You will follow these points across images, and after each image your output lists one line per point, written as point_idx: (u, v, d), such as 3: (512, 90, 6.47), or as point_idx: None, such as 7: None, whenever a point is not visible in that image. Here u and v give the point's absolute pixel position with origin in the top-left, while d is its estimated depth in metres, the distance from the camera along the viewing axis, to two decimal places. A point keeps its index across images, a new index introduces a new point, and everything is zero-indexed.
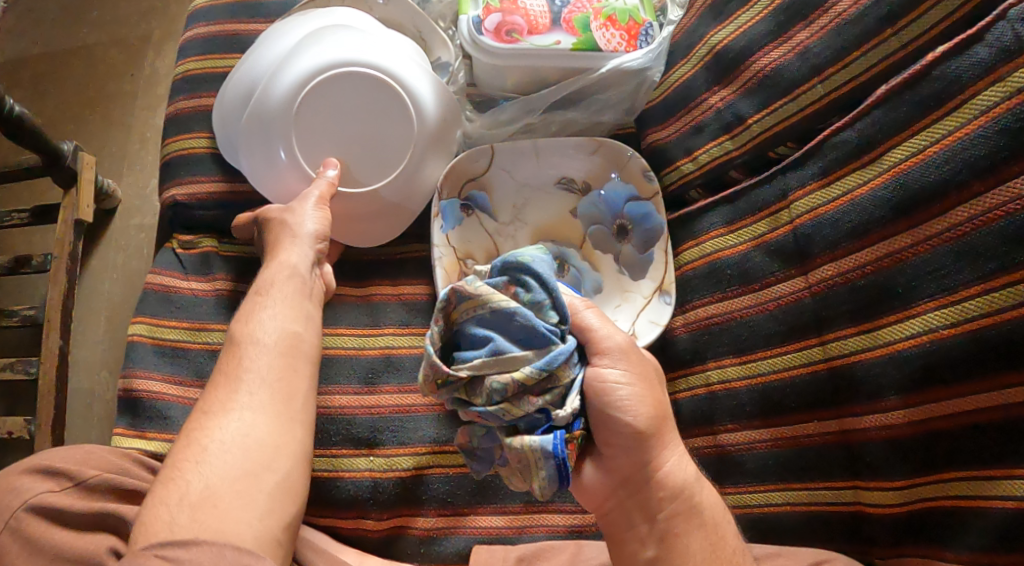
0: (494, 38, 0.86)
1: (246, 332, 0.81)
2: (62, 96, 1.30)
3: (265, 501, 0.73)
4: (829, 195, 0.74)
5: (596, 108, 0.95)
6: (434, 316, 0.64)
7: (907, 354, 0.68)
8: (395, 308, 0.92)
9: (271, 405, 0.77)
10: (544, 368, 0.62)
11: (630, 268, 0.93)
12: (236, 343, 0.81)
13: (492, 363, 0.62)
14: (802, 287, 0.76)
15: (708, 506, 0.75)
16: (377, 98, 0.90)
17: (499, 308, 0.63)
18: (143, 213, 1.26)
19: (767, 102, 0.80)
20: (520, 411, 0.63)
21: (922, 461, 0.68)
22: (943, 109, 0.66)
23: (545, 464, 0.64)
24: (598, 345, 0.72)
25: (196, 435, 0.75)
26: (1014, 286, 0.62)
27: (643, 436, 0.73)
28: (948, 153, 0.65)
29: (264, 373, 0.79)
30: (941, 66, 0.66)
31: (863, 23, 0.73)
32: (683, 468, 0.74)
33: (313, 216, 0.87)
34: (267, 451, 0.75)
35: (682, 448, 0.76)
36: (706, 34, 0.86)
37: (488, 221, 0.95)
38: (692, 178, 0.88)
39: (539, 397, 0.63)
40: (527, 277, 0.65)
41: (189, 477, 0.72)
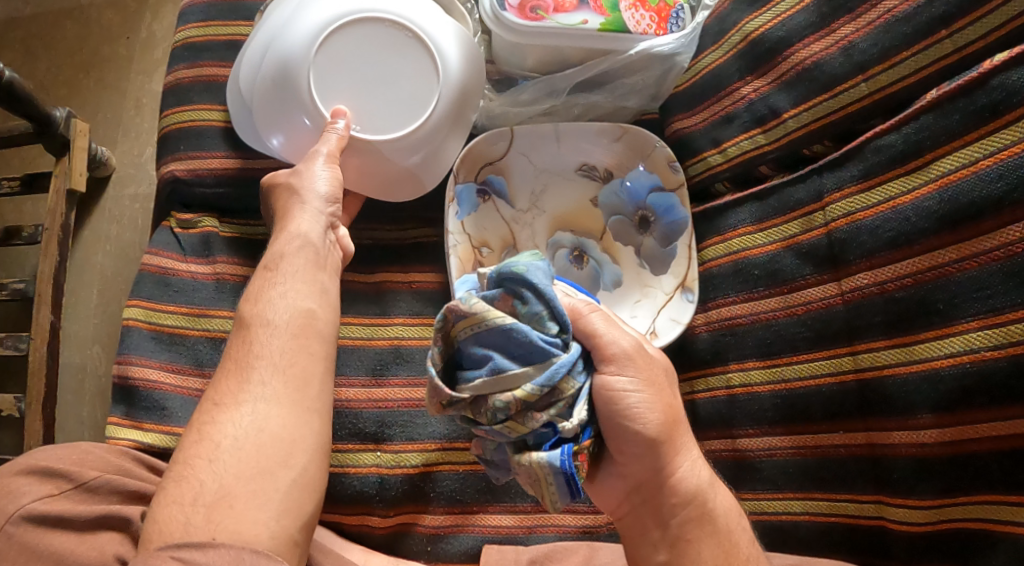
0: (517, 15, 0.81)
1: (254, 306, 0.74)
2: (54, 59, 1.23)
3: (282, 499, 0.66)
4: (869, 201, 0.69)
5: (621, 92, 0.90)
6: (432, 338, 0.61)
7: (944, 372, 0.64)
8: (404, 297, 0.89)
9: (288, 395, 0.70)
10: (546, 384, 0.59)
11: (651, 262, 0.89)
12: (246, 319, 0.74)
13: (493, 383, 0.58)
14: (835, 293, 0.72)
15: (722, 512, 0.68)
16: (407, 60, 0.82)
17: (495, 325, 0.59)
18: (138, 182, 1.21)
19: (805, 98, 0.75)
20: (524, 427, 0.59)
21: (953, 482, 0.65)
22: (998, 120, 0.61)
23: (555, 477, 0.60)
24: (604, 351, 0.63)
25: (208, 430, 0.68)
26: None
27: (654, 442, 0.65)
28: (1004, 168, 0.60)
29: (276, 359, 0.71)
30: (1001, 75, 0.61)
31: (915, 21, 0.68)
32: (700, 471, 0.68)
33: (324, 177, 0.79)
34: (287, 447, 0.67)
35: (699, 451, 0.69)
36: (740, 20, 0.81)
37: (505, 208, 0.92)
38: (719, 171, 0.84)
39: (544, 411, 0.60)
40: (525, 289, 0.60)
41: (204, 477, 0.65)
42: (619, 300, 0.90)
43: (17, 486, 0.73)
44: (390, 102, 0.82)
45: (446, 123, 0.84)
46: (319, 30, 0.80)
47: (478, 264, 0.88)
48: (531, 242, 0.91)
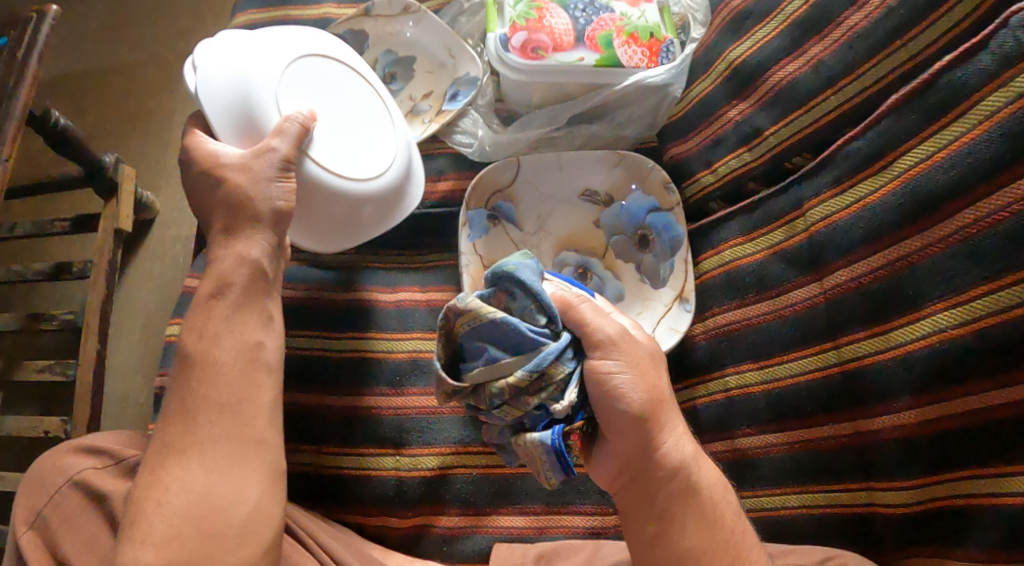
0: (519, 55, 0.91)
1: (198, 339, 0.76)
2: (102, 112, 1.35)
3: (237, 534, 0.71)
4: (842, 203, 0.75)
5: (619, 122, 0.98)
6: (437, 334, 0.68)
7: (916, 355, 0.69)
8: (421, 315, 0.95)
9: (228, 437, 0.73)
10: (535, 370, 0.65)
11: (650, 277, 0.95)
12: (192, 357, 0.75)
13: (488, 372, 0.65)
14: (817, 293, 0.78)
15: (707, 486, 0.71)
16: (371, 152, 0.85)
17: (488, 319, 0.65)
18: (179, 225, 1.30)
19: (783, 115, 0.83)
20: (519, 410, 0.66)
21: (934, 461, 0.69)
22: (949, 115, 0.67)
23: (551, 458, 0.66)
24: (591, 338, 0.69)
25: (158, 473, 0.71)
26: (1017, 286, 0.63)
27: (639, 420, 0.69)
28: (953, 158, 0.67)
29: (222, 399, 0.74)
30: (947, 74, 0.68)
31: (873, 36, 0.75)
32: (683, 446, 0.71)
33: (279, 189, 0.77)
34: (228, 489, 0.72)
35: (684, 425, 0.72)
36: (725, 50, 0.89)
37: (514, 232, 0.98)
38: (712, 190, 0.91)
39: (536, 395, 0.66)
40: (523, 289, 0.66)
41: (155, 519, 0.69)
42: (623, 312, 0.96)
43: (66, 461, 0.78)
44: (348, 152, 0.83)
45: (337, 213, 0.83)
46: (350, 86, 0.86)
47: None
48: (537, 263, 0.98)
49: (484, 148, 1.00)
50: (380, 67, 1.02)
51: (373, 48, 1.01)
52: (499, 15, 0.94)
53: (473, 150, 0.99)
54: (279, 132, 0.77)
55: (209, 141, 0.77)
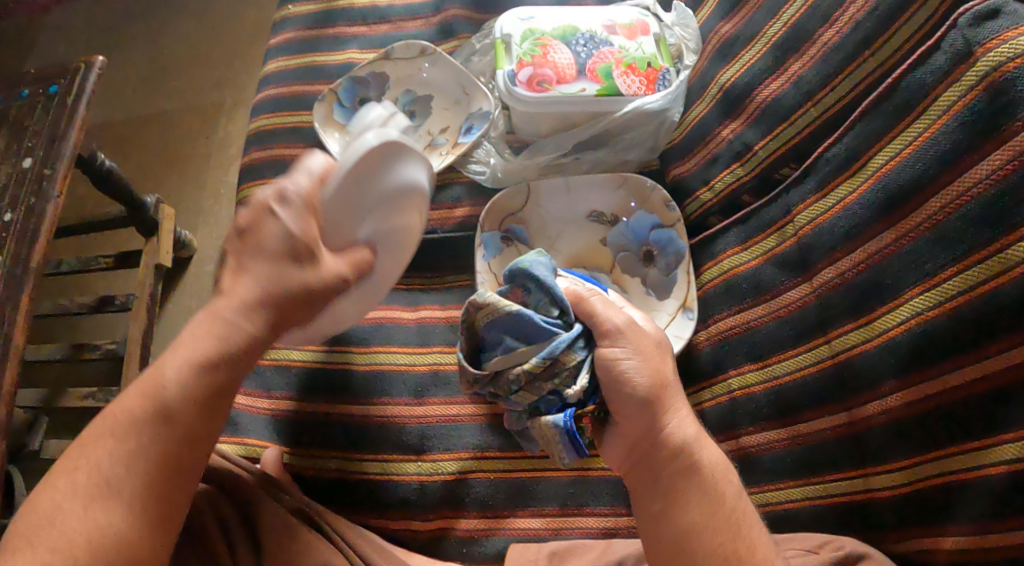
0: (526, 88, 0.99)
1: (164, 397, 0.72)
2: (142, 156, 1.45)
3: None
4: (825, 205, 0.83)
5: (622, 147, 1.05)
6: (460, 328, 0.75)
7: (898, 338, 0.75)
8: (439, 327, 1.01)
9: (139, 514, 0.70)
10: (547, 357, 0.71)
11: (656, 290, 1.01)
12: (149, 414, 0.72)
13: (505, 359, 0.72)
14: (808, 292, 0.84)
15: (708, 465, 0.75)
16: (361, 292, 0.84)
17: (506, 311, 0.72)
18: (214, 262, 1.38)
19: (770, 129, 0.90)
20: (535, 395, 0.72)
21: (924, 439, 0.73)
22: (913, 114, 0.75)
23: (566, 439, 0.72)
24: (600, 328, 0.74)
25: (85, 502, 0.70)
26: (982, 264, 0.69)
27: (644, 402, 0.74)
28: (918, 152, 0.74)
29: (161, 452, 0.72)
30: (908, 77, 0.76)
31: (844, 50, 0.83)
32: (689, 430, 0.75)
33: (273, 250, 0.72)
34: (118, 547, 0.69)
35: (688, 409, 0.77)
36: (716, 74, 0.97)
37: (528, 251, 1.04)
38: (710, 206, 0.98)
39: (550, 381, 0.72)
40: (535, 281, 0.73)
41: (75, 549, 0.68)
42: None
43: None
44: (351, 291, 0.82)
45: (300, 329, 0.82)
46: (408, 236, 0.83)
47: None
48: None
49: (496, 174, 1.07)
50: (400, 105, 1.11)
51: (394, 89, 1.12)
52: (506, 53, 1.02)
53: (485, 177, 1.07)
54: (337, 251, 0.75)
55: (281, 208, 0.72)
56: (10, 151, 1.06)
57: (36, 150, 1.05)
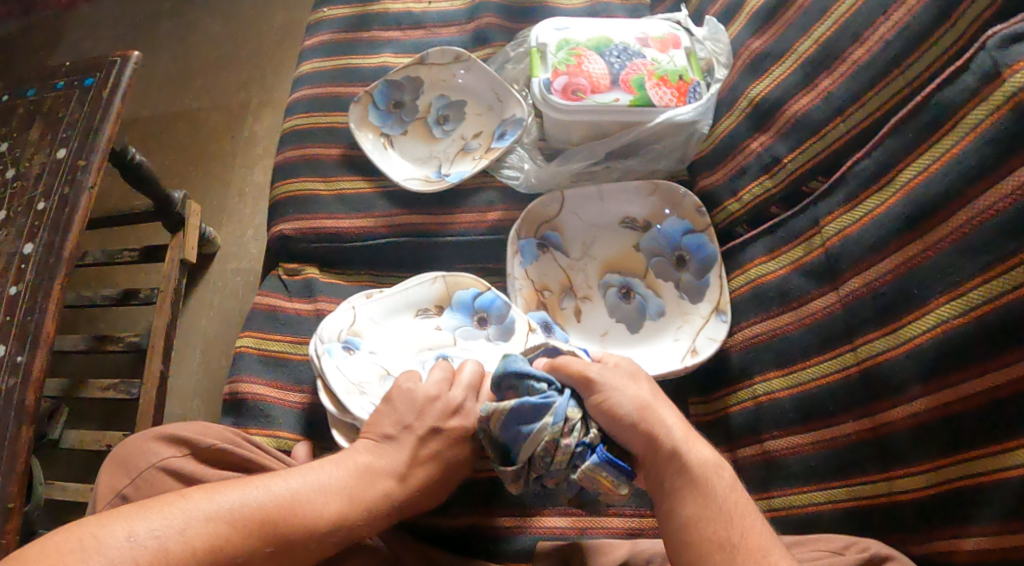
0: (561, 97, 1.02)
1: (315, 537, 0.75)
2: (168, 152, 1.48)
3: None
4: (854, 216, 0.85)
5: (651, 156, 1.08)
6: (483, 443, 0.85)
7: (924, 346, 0.77)
8: (491, 316, 1.02)
9: None
10: (558, 420, 0.80)
11: (688, 293, 1.03)
12: (293, 543, 0.74)
13: (528, 446, 0.81)
14: (835, 301, 0.86)
15: (697, 464, 0.77)
16: None
17: (508, 410, 0.81)
18: (240, 258, 1.41)
19: (800, 143, 0.93)
20: (566, 455, 0.80)
21: (948, 443, 0.76)
22: (942, 130, 0.78)
23: (609, 470, 0.79)
24: (586, 381, 0.81)
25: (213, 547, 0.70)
26: (1008, 274, 0.72)
27: (625, 417, 0.79)
28: (947, 167, 0.77)
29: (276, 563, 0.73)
30: (938, 95, 0.79)
31: (875, 67, 0.86)
32: (677, 430, 0.79)
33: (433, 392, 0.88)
34: None
35: (676, 414, 0.81)
36: (746, 88, 1.00)
37: (562, 258, 1.07)
38: (738, 216, 1.01)
39: (571, 437, 0.81)
40: (517, 377, 0.83)
41: None
42: (664, 326, 1.04)
43: (148, 446, 0.83)
44: None
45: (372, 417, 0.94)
46: None
47: (541, 303, 1.03)
48: (585, 285, 1.06)
49: (530, 181, 1.10)
50: (434, 110, 1.15)
51: (428, 93, 1.15)
52: (541, 61, 1.05)
53: (521, 184, 1.09)
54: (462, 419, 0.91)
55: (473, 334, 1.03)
56: (46, 141, 1.05)
57: (72, 141, 1.05)
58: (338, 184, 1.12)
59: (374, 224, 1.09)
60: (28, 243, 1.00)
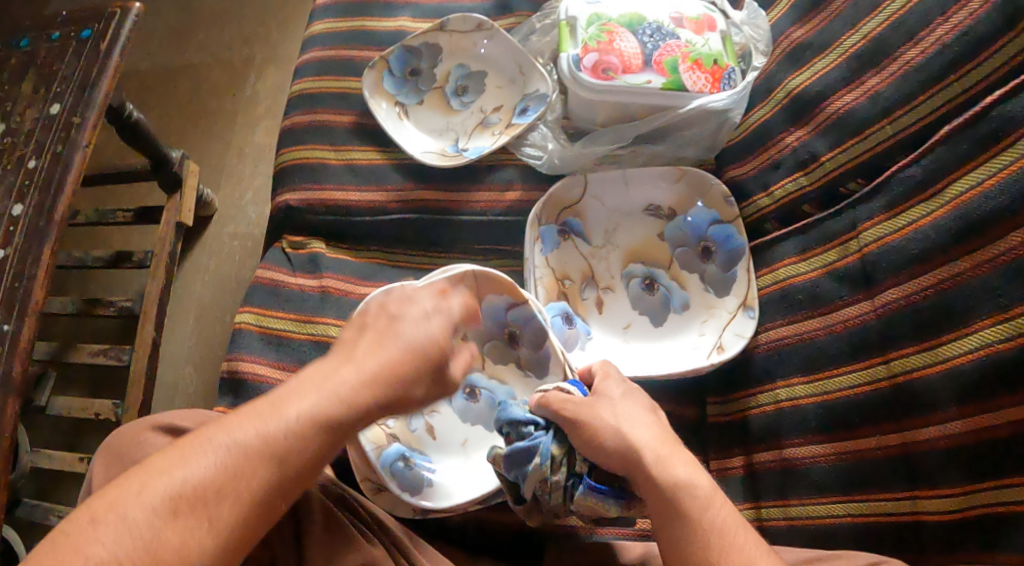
0: (591, 75, 0.97)
1: (281, 437, 0.72)
2: (168, 109, 1.43)
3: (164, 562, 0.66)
4: (895, 225, 0.82)
5: (680, 143, 1.04)
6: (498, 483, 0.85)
7: (964, 367, 0.74)
8: (525, 335, 0.95)
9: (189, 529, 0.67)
10: (547, 459, 0.78)
11: (714, 286, 1.00)
12: (263, 438, 0.72)
13: (525, 488, 0.80)
14: (868, 310, 0.83)
15: (681, 483, 0.72)
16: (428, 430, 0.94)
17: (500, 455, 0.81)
18: (237, 222, 1.35)
19: (840, 141, 0.88)
20: (559, 489, 0.78)
21: (980, 468, 0.73)
22: (1000, 145, 0.74)
23: (598, 497, 0.77)
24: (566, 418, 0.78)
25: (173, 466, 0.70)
26: None
27: (602, 446, 0.75)
28: (1002, 184, 0.73)
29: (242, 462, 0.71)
30: (998, 107, 0.75)
31: (928, 71, 0.81)
32: (653, 444, 0.75)
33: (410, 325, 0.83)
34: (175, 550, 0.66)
35: (654, 431, 0.76)
36: (784, 79, 0.95)
37: (583, 245, 1.03)
38: (767, 212, 0.97)
39: (563, 473, 0.78)
40: (516, 423, 0.81)
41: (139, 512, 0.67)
42: (688, 321, 1.01)
43: (144, 437, 0.79)
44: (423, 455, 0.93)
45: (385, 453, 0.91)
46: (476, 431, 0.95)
47: (561, 293, 1.00)
48: (607, 275, 1.03)
49: (553, 161, 1.04)
50: (453, 79, 1.09)
51: (447, 61, 1.09)
52: (570, 36, 1.00)
53: (543, 163, 1.04)
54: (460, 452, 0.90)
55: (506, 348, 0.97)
56: (39, 94, 0.99)
57: (66, 96, 0.98)
58: (348, 153, 1.06)
59: (386, 198, 1.04)
60: (17, 204, 0.94)
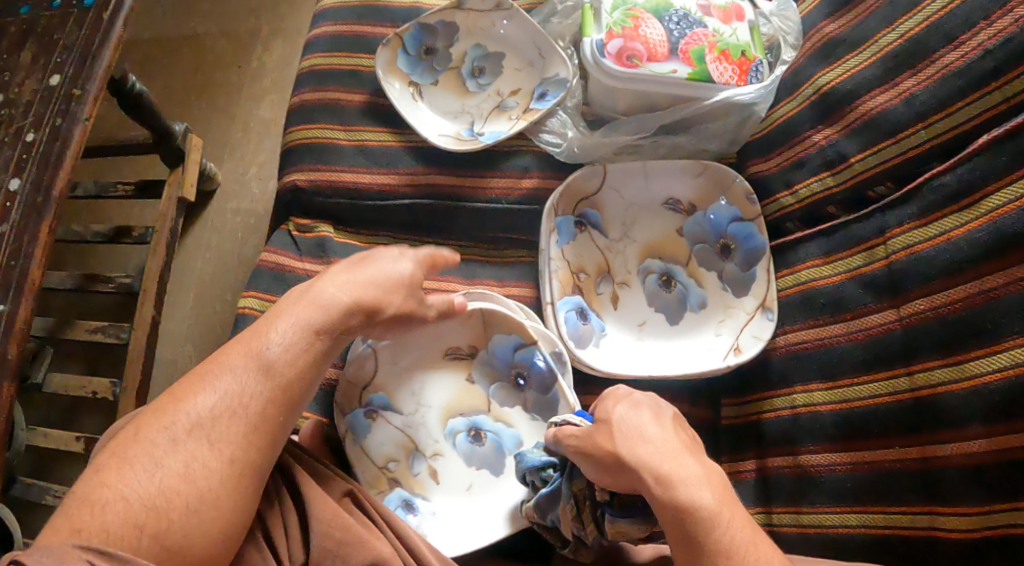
0: (615, 62, 0.93)
1: (268, 350, 0.73)
2: (171, 80, 1.39)
3: (171, 493, 0.65)
4: (925, 234, 0.79)
5: (703, 135, 1.00)
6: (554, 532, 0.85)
7: (992, 386, 0.72)
8: (532, 379, 0.93)
9: (190, 463, 0.67)
10: (569, 500, 0.79)
11: (732, 285, 0.97)
12: (257, 360, 0.72)
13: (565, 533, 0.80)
14: (894, 319, 0.81)
15: (683, 492, 0.70)
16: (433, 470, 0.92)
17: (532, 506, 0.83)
18: (240, 198, 1.32)
19: (871, 143, 0.85)
20: (590, 523, 0.77)
21: (1003, 489, 0.70)
22: None
23: (627, 521, 0.75)
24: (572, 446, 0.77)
25: (168, 406, 0.70)
26: None
27: (605, 462, 0.74)
28: None
29: (234, 383, 0.71)
30: None
31: (968, 76, 0.78)
32: (650, 466, 0.71)
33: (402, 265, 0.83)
34: (180, 485, 0.66)
35: (661, 437, 0.74)
36: (813, 75, 0.92)
37: (599, 238, 1.01)
38: (791, 211, 0.94)
39: (589, 508, 0.77)
40: (534, 470, 0.84)
41: (137, 458, 0.66)
42: (705, 320, 0.98)
43: None
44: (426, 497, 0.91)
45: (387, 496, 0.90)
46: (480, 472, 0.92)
47: (577, 287, 0.97)
48: (623, 269, 1.00)
49: (572, 151, 1.01)
50: (469, 60, 1.05)
51: (463, 41, 1.05)
52: (593, 21, 0.96)
53: (561, 151, 1.01)
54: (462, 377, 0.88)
55: (514, 390, 0.94)
56: (38, 64, 0.95)
57: (67, 67, 0.94)
58: (359, 134, 1.02)
59: (397, 181, 1.00)
60: (14, 178, 0.90)
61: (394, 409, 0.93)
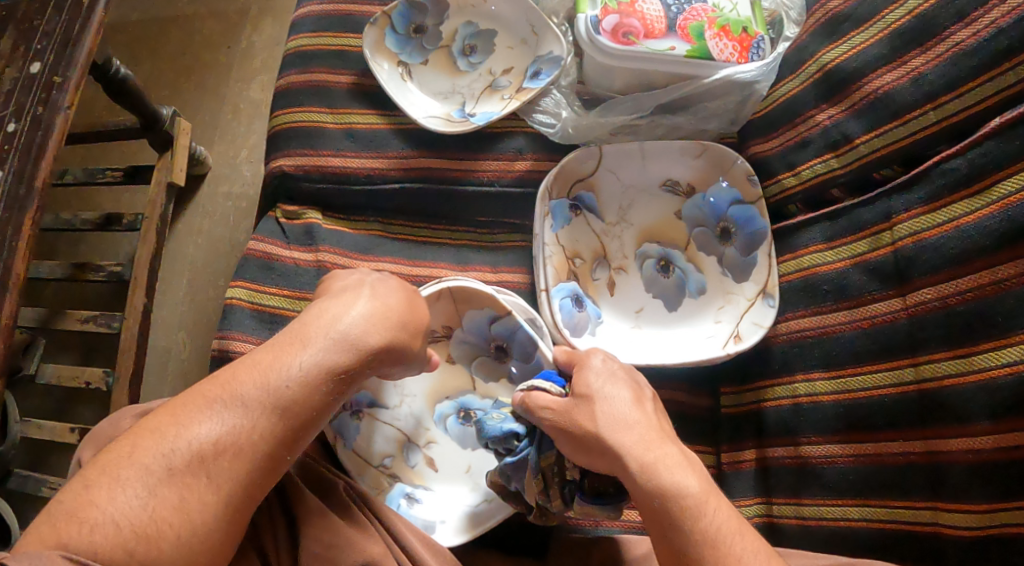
0: (610, 39, 0.89)
1: (284, 388, 0.67)
2: (159, 61, 1.36)
3: (162, 525, 0.61)
4: (934, 220, 0.76)
5: (702, 115, 0.97)
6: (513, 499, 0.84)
7: (999, 381, 0.69)
8: (512, 349, 0.90)
9: (187, 493, 0.62)
10: (536, 473, 0.77)
11: (733, 270, 0.94)
12: (268, 398, 0.67)
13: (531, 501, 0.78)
14: (899, 308, 0.78)
15: (671, 480, 0.67)
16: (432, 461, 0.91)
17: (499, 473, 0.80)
18: (232, 182, 1.30)
19: (877, 124, 0.82)
20: (557, 496, 0.76)
21: (1011, 487, 0.68)
22: None
23: (598, 506, 0.76)
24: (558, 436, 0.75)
25: (166, 427, 0.64)
26: None
27: (584, 440, 0.72)
28: None
29: (242, 417, 0.65)
30: None
31: (979, 55, 0.74)
32: (635, 455, 0.69)
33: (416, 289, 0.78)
34: (172, 516, 0.62)
35: (644, 424, 0.72)
36: (817, 52, 0.88)
37: (596, 222, 0.98)
38: (793, 193, 0.90)
39: (558, 484, 0.76)
40: (501, 438, 0.81)
41: (129, 479, 0.62)
42: (704, 306, 0.96)
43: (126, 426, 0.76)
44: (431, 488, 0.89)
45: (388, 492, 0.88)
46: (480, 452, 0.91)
47: (572, 273, 0.95)
48: (619, 254, 0.98)
49: (567, 131, 0.98)
50: (459, 38, 1.01)
51: (452, 19, 1.01)
52: None
53: (556, 132, 0.97)
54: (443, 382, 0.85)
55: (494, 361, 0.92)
56: (17, 50, 0.92)
57: (47, 54, 0.91)
58: (346, 117, 0.99)
59: (387, 166, 0.97)
60: None
61: (380, 405, 0.91)
